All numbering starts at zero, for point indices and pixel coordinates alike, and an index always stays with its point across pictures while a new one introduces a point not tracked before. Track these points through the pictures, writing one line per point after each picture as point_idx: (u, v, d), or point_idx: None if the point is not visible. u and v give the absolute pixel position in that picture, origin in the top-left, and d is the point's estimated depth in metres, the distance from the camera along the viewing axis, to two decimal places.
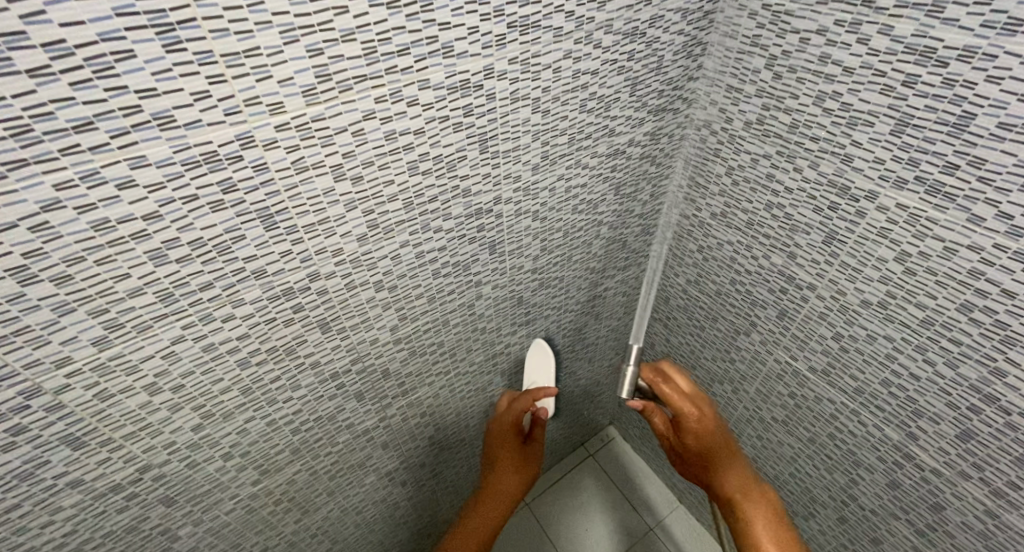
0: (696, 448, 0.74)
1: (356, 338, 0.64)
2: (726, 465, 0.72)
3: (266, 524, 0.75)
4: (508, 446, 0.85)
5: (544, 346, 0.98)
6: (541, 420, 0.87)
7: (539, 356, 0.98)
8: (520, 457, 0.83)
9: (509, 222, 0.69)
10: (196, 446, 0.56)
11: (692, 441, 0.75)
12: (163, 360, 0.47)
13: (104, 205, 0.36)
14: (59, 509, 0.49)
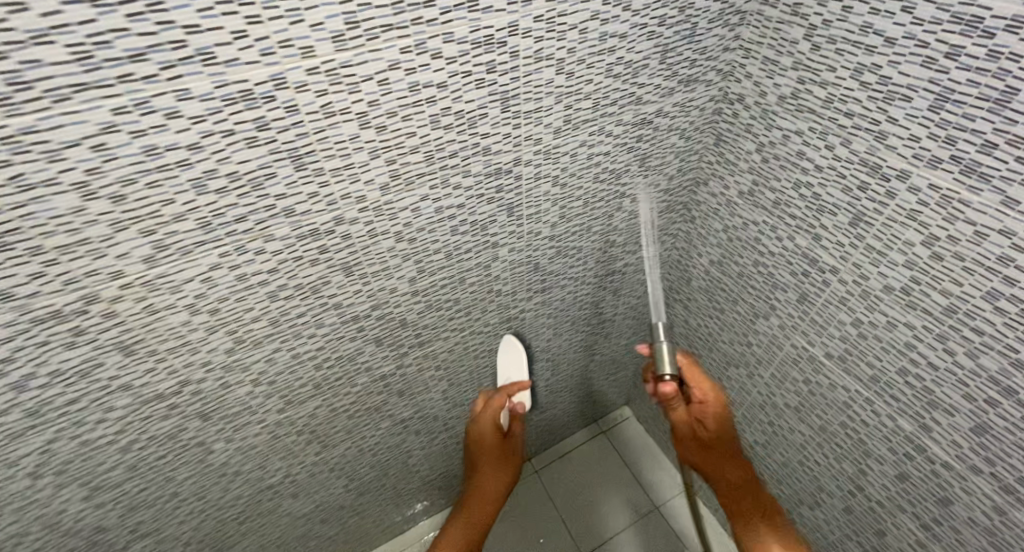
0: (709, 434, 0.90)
1: (376, 285, 0.69)
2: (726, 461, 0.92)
3: (289, 452, 0.82)
4: (489, 445, 1.02)
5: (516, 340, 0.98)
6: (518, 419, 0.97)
7: (512, 351, 0.99)
8: (501, 464, 1.04)
9: (527, 185, 0.71)
10: (229, 367, 0.62)
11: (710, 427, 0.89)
12: (202, 283, 0.52)
13: (154, 132, 0.40)
14: (112, 409, 0.55)
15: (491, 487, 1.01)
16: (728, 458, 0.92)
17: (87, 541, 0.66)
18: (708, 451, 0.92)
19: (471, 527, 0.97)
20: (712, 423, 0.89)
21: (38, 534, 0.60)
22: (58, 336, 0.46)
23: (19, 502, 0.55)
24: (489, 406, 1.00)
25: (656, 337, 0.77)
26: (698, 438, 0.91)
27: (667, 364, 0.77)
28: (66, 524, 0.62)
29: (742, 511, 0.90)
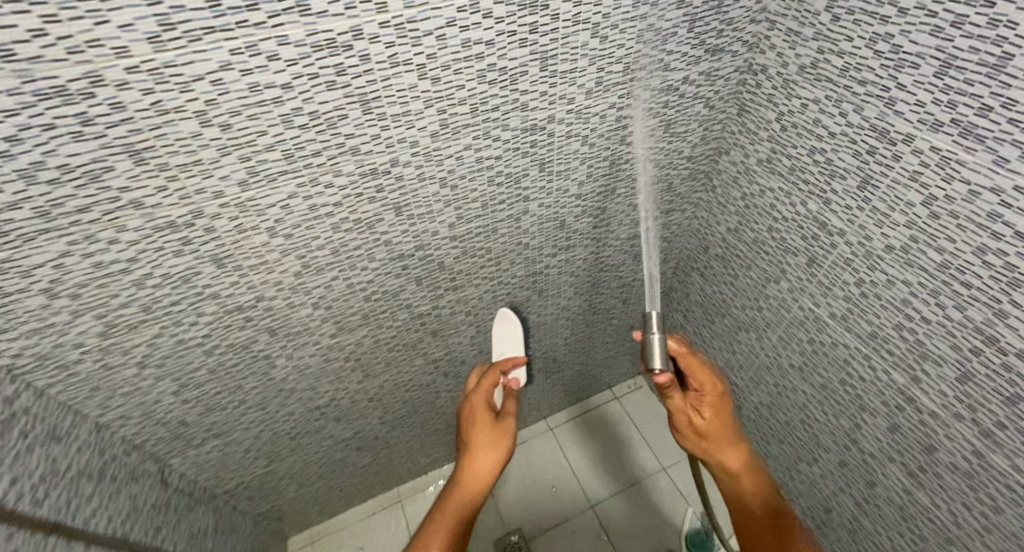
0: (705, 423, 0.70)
1: (421, 227, 0.77)
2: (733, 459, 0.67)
3: (336, 377, 0.93)
4: (479, 422, 0.69)
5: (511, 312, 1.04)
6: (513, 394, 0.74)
7: (506, 327, 1.04)
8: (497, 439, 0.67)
9: (559, 142, 0.78)
10: (295, 289, 0.72)
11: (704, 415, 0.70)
12: (281, 210, 0.61)
13: (258, 71, 0.49)
14: (202, 314, 0.66)
15: (483, 461, 0.64)
16: (728, 443, 0.68)
17: (172, 433, 0.78)
18: (705, 442, 0.70)
19: (466, 496, 0.62)
20: (710, 414, 0.70)
21: (138, 419, 0.72)
22: (170, 244, 0.57)
23: (127, 388, 0.67)
24: (482, 383, 0.77)
25: (646, 329, 0.73)
26: (696, 430, 0.71)
27: (657, 358, 0.71)
28: (158, 414, 0.74)
29: (744, 501, 0.63)
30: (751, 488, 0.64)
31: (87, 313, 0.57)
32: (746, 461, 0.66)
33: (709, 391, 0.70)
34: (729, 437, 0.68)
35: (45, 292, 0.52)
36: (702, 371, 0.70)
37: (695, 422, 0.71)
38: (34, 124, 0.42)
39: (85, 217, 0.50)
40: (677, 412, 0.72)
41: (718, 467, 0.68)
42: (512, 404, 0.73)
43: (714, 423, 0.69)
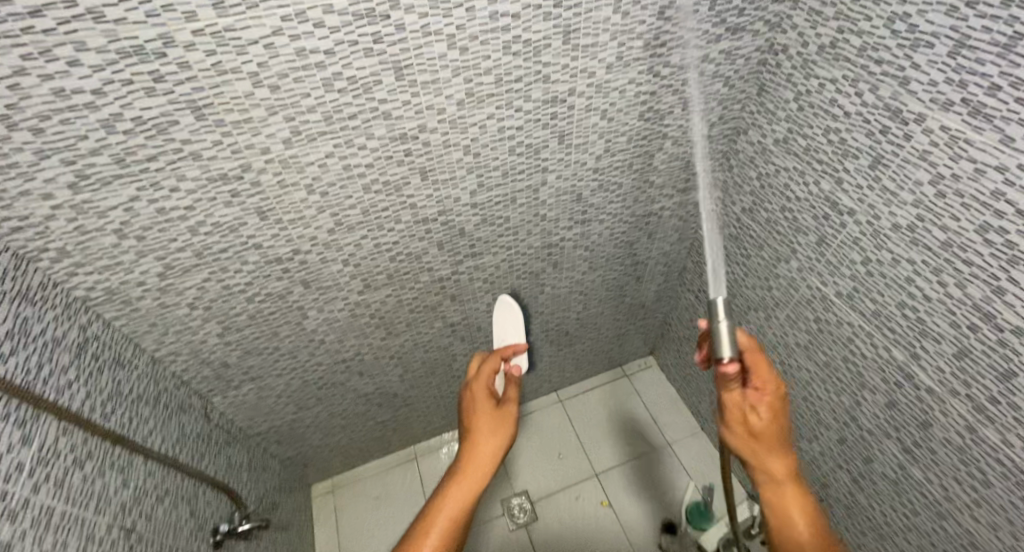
0: (757, 426, 0.51)
1: (444, 192, 0.81)
2: (777, 470, 0.49)
3: (361, 333, 0.99)
4: (478, 407, 0.62)
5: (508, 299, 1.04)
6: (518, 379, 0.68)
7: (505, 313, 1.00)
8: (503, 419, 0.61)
9: (579, 115, 0.82)
10: (328, 245, 0.78)
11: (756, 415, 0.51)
12: (319, 169, 0.67)
13: (305, 38, 0.54)
14: (246, 262, 0.73)
15: (486, 447, 0.57)
16: (778, 452, 0.50)
17: (215, 372, 0.87)
18: (752, 444, 0.51)
19: (466, 490, 0.54)
20: (769, 415, 0.51)
21: (187, 356, 0.81)
22: (221, 195, 0.63)
23: (179, 326, 0.76)
24: (482, 369, 0.68)
25: (714, 313, 0.57)
26: (746, 428, 0.52)
27: (726, 348, 0.54)
28: (204, 353, 0.83)
29: (791, 534, 0.46)
30: (799, 515, 0.47)
31: (150, 255, 0.65)
32: (796, 479, 0.49)
33: (772, 392, 0.52)
34: (779, 445, 0.51)
35: (116, 232, 0.60)
36: (766, 366, 0.53)
37: (748, 418, 0.52)
38: (116, 79, 0.49)
39: (152, 166, 0.57)
40: (729, 406, 0.54)
41: (763, 479, 0.50)
42: (513, 392, 0.65)
43: (771, 427, 0.51)
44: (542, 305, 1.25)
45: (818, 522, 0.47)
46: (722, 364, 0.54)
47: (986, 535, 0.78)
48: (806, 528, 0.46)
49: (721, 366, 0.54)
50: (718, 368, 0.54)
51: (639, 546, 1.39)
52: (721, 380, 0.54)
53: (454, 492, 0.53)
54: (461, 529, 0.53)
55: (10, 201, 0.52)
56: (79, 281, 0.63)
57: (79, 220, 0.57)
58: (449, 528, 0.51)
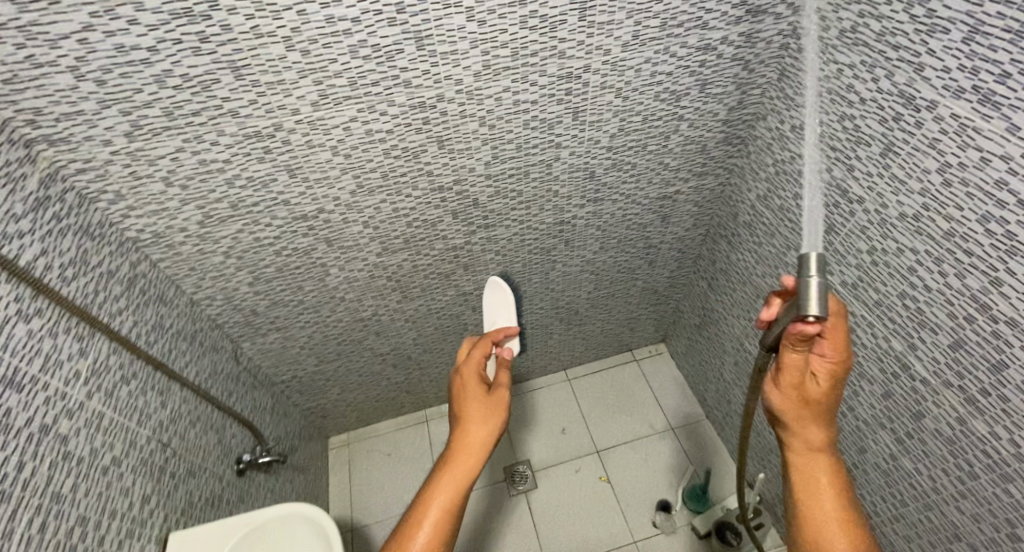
0: (810, 396, 0.51)
1: (460, 162, 0.86)
2: (813, 433, 0.52)
3: (377, 294, 1.06)
4: (472, 396, 0.66)
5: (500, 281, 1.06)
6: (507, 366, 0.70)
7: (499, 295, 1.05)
8: (490, 407, 0.64)
9: (594, 91, 0.84)
10: (350, 205, 0.84)
11: (815, 385, 0.51)
12: (343, 132, 0.72)
13: (334, 5, 0.58)
14: (275, 217, 0.80)
15: (477, 434, 0.62)
16: (822, 421, 0.52)
17: (245, 318, 0.97)
18: (801, 410, 0.52)
19: (456, 477, 0.58)
20: (827, 384, 0.51)
21: (221, 301, 0.91)
22: (255, 151, 0.69)
23: (214, 273, 0.85)
24: (473, 352, 0.73)
25: (802, 265, 0.46)
26: (800, 394, 0.52)
27: (813, 306, 0.44)
28: (237, 300, 0.92)
29: (816, 487, 0.51)
30: (825, 473, 0.52)
31: (192, 203, 0.72)
32: (829, 447, 0.52)
33: (840, 362, 0.50)
34: (825, 414, 0.52)
35: (164, 180, 0.68)
36: (842, 333, 0.49)
37: (804, 384, 0.51)
38: (168, 39, 0.55)
39: (196, 120, 0.63)
40: (787, 367, 0.52)
41: (795, 438, 0.53)
42: (503, 374, 0.69)
43: (826, 398, 0.51)
44: (553, 282, 1.29)
45: (842, 486, 0.51)
46: (801, 322, 0.47)
47: (969, 526, 0.78)
48: (831, 491, 0.51)
49: (800, 325, 0.47)
50: (797, 328, 0.47)
51: (634, 522, 1.43)
52: (787, 342, 0.50)
53: (444, 481, 0.58)
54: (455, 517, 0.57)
55: (77, 145, 0.60)
56: (131, 223, 0.71)
57: (133, 166, 0.65)
58: (443, 513, 0.56)
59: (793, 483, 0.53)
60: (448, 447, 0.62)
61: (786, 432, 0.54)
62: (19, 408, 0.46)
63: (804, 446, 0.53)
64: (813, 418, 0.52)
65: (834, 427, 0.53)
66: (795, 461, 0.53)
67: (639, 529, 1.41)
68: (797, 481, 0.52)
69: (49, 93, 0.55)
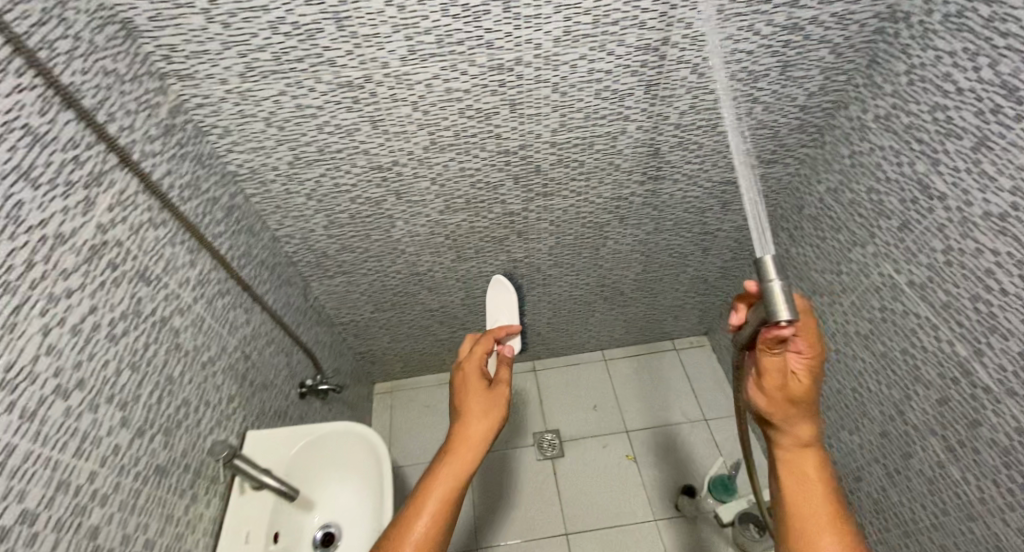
0: (795, 396, 0.49)
1: (528, 127, 0.88)
2: (799, 429, 0.51)
3: (435, 251, 1.12)
4: (472, 392, 0.69)
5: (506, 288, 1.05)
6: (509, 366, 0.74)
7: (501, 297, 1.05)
8: (488, 404, 0.68)
9: (669, 65, 0.84)
10: (421, 160, 0.89)
11: (796, 385, 0.49)
12: (425, 88, 0.77)
13: None
14: (354, 166, 0.87)
15: (476, 428, 0.65)
16: (807, 417, 0.51)
17: (317, 259, 1.06)
18: (787, 409, 0.51)
19: (456, 470, 0.61)
20: (808, 381, 0.49)
21: (298, 240, 1.00)
22: (346, 100, 0.75)
23: (296, 213, 0.93)
24: (474, 350, 0.77)
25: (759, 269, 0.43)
26: (784, 394, 0.50)
27: (782, 310, 0.42)
28: (312, 241, 1.01)
29: (804, 484, 0.52)
30: (812, 468, 0.52)
31: (285, 144, 0.80)
32: (817, 442, 0.52)
33: (817, 358, 0.48)
34: (810, 407, 0.51)
35: (266, 120, 0.75)
36: (814, 331, 0.46)
37: (787, 385, 0.49)
38: None
39: (299, 66, 0.69)
40: (767, 371, 0.50)
41: (784, 436, 0.52)
42: (504, 372, 0.72)
43: (809, 394, 0.49)
44: (602, 259, 1.30)
45: (828, 479, 0.52)
46: (774, 327, 0.44)
47: (1013, 539, 0.75)
48: (819, 488, 0.51)
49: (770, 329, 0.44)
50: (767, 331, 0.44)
51: (655, 500, 1.45)
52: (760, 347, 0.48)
53: (443, 473, 0.60)
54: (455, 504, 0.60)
55: (199, 82, 0.68)
56: (233, 157, 0.80)
57: (241, 105, 0.72)
58: (444, 503, 0.58)
59: (782, 477, 0.53)
60: (448, 441, 0.65)
61: (774, 431, 0.53)
62: (148, 299, 0.56)
63: (790, 442, 0.52)
64: (800, 415, 0.51)
65: (820, 420, 0.52)
66: (782, 456, 0.53)
67: (660, 509, 1.43)
68: (784, 475, 0.53)
69: (183, 32, 0.63)
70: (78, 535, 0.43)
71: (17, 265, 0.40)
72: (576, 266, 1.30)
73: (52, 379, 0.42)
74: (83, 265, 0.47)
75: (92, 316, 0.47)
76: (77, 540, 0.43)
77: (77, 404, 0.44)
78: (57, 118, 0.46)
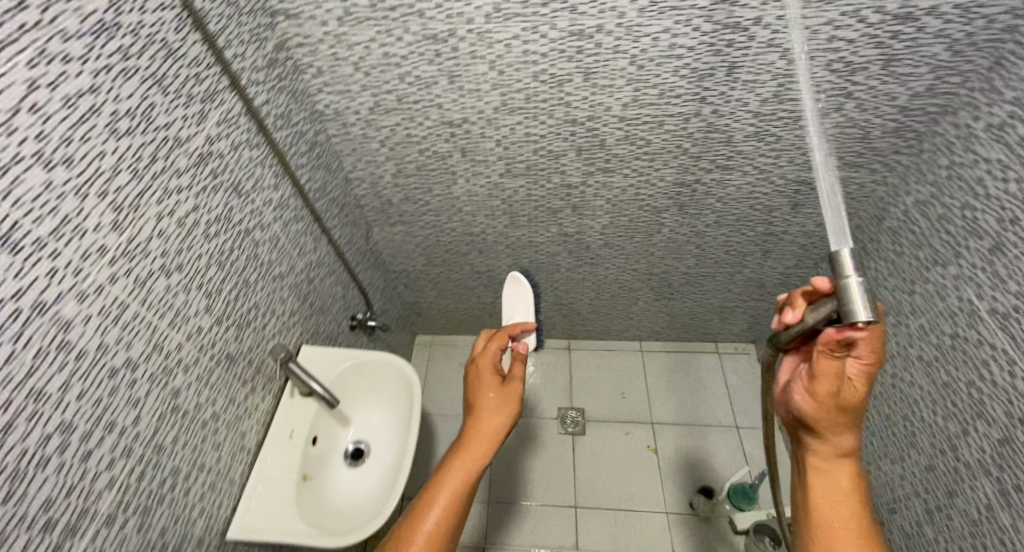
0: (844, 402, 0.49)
1: (600, 99, 0.89)
2: (835, 442, 0.52)
3: (490, 214, 1.16)
4: (486, 387, 0.72)
5: (521, 284, 0.95)
6: (522, 361, 0.76)
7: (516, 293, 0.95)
8: (499, 401, 0.71)
9: (757, 48, 0.81)
10: (490, 120, 0.92)
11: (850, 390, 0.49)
12: (505, 47, 0.79)
13: None
14: (427, 119, 0.91)
15: (489, 424, 0.69)
16: (850, 428, 0.51)
17: (381, 206, 1.13)
18: (834, 419, 0.50)
19: (469, 462, 0.66)
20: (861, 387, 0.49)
21: (368, 185, 1.07)
22: (428, 53, 0.79)
23: (369, 157, 1.00)
24: (490, 344, 0.78)
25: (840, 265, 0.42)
26: (836, 400, 0.49)
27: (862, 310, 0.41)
28: (379, 187, 1.07)
29: (838, 500, 0.52)
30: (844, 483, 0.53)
31: (369, 90, 0.86)
32: (854, 455, 0.53)
33: (876, 366, 0.48)
34: (855, 419, 0.51)
35: (355, 64, 0.81)
36: (881, 336, 0.45)
37: (841, 393, 0.49)
38: None
39: (391, 14, 0.74)
40: (826, 374, 0.48)
41: (820, 445, 0.53)
42: (518, 368, 0.75)
43: (860, 402, 0.49)
44: (654, 247, 1.28)
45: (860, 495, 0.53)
46: (847, 326, 0.44)
47: None
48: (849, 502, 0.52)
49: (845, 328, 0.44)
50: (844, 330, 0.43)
51: (670, 495, 1.45)
52: (826, 345, 0.47)
53: (455, 467, 0.65)
54: (464, 498, 0.65)
55: (303, 21, 0.75)
56: (323, 97, 0.87)
57: (336, 48, 0.78)
58: (453, 497, 0.63)
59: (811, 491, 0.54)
60: (462, 435, 0.69)
61: (812, 438, 0.53)
62: (237, 209, 0.66)
63: (826, 453, 0.53)
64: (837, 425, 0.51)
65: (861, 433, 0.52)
66: (817, 469, 0.54)
67: (673, 503, 1.43)
68: (814, 486, 0.54)
69: None
70: (165, 391, 0.55)
71: (145, 157, 0.50)
72: (627, 249, 1.29)
73: (160, 258, 0.53)
74: (193, 168, 0.57)
75: (195, 213, 0.58)
76: (163, 394, 0.55)
77: (175, 284, 0.56)
78: (187, 37, 0.55)
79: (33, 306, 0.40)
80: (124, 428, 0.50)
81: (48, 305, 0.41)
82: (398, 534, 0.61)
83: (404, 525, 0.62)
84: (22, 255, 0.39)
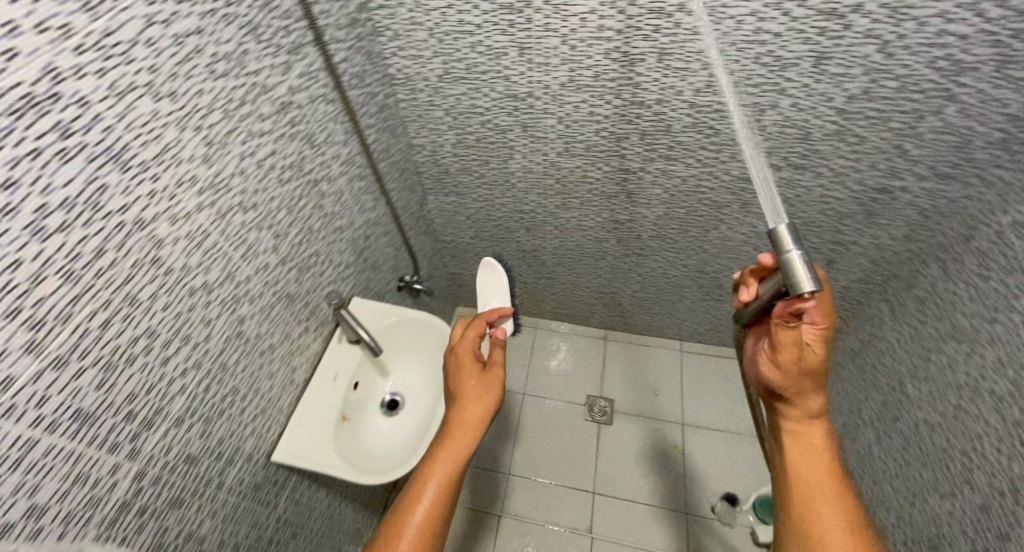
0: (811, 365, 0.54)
1: (671, 82, 0.86)
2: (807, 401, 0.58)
3: (542, 193, 1.16)
4: (467, 374, 0.73)
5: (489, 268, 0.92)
6: (501, 346, 0.77)
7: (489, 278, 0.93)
8: (481, 387, 0.72)
9: (852, 38, 0.75)
10: (555, 96, 0.91)
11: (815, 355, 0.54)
12: (580, 21, 0.78)
13: None
14: (493, 91, 0.92)
15: (474, 413, 0.70)
16: (818, 390, 0.57)
17: (439, 174, 1.15)
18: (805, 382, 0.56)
19: (453, 453, 0.66)
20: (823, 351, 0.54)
21: (428, 152, 1.09)
22: (502, 22, 0.80)
23: (432, 125, 1.02)
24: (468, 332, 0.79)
25: (777, 243, 0.47)
26: (801, 364, 0.54)
27: (805, 283, 0.45)
28: (438, 155, 1.09)
29: (815, 456, 0.59)
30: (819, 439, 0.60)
31: (440, 57, 0.87)
32: (823, 414, 0.59)
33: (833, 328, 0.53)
34: (819, 380, 0.57)
35: (430, 30, 0.83)
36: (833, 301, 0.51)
37: (802, 357, 0.54)
38: None
39: None
40: (789, 342, 0.53)
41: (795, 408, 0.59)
42: (497, 353, 0.76)
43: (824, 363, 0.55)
44: (708, 243, 1.24)
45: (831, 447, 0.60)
46: (796, 299, 0.48)
47: None
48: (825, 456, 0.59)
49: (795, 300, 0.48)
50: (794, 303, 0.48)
51: (693, 496, 1.43)
52: (786, 319, 0.52)
53: (442, 458, 0.66)
54: (453, 488, 0.66)
55: None
56: (396, 61, 0.89)
57: (414, 13, 0.80)
58: (441, 490, 0.64)
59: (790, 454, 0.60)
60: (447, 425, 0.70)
61: (787, 402, 0.60)
62: (309, 159, 0.69)
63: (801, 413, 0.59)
64: (809, 387, 0.57)
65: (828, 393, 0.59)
66: (793, 429, 0.60)
67: (694, 505, 1.41)
68: (795, 447, 0.60)
69: None
70: (232, 317, 0.60)
71: (236, 100, 0.54)
72: (678, 243, 1.26)
73: (240, 195, 0.57)
74: (275, 115, 0.61)
75: (272, 158, 0.62)
76: (229, 320, 0.59)
77: (250, 221, 0.60)
78: None
79: (136, 222, 0.45)
80: (196, 342, 0.55)
81: (147, 223, 0.46)
82: (389, 527, 0.62)
83: (392, 519, 0.62)
84: (130, 173, 0.43)
